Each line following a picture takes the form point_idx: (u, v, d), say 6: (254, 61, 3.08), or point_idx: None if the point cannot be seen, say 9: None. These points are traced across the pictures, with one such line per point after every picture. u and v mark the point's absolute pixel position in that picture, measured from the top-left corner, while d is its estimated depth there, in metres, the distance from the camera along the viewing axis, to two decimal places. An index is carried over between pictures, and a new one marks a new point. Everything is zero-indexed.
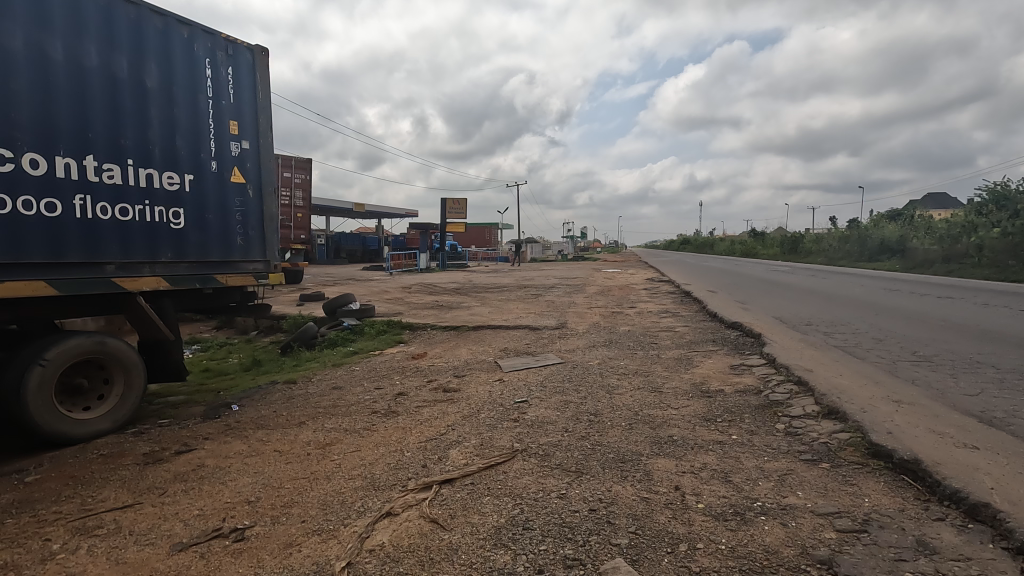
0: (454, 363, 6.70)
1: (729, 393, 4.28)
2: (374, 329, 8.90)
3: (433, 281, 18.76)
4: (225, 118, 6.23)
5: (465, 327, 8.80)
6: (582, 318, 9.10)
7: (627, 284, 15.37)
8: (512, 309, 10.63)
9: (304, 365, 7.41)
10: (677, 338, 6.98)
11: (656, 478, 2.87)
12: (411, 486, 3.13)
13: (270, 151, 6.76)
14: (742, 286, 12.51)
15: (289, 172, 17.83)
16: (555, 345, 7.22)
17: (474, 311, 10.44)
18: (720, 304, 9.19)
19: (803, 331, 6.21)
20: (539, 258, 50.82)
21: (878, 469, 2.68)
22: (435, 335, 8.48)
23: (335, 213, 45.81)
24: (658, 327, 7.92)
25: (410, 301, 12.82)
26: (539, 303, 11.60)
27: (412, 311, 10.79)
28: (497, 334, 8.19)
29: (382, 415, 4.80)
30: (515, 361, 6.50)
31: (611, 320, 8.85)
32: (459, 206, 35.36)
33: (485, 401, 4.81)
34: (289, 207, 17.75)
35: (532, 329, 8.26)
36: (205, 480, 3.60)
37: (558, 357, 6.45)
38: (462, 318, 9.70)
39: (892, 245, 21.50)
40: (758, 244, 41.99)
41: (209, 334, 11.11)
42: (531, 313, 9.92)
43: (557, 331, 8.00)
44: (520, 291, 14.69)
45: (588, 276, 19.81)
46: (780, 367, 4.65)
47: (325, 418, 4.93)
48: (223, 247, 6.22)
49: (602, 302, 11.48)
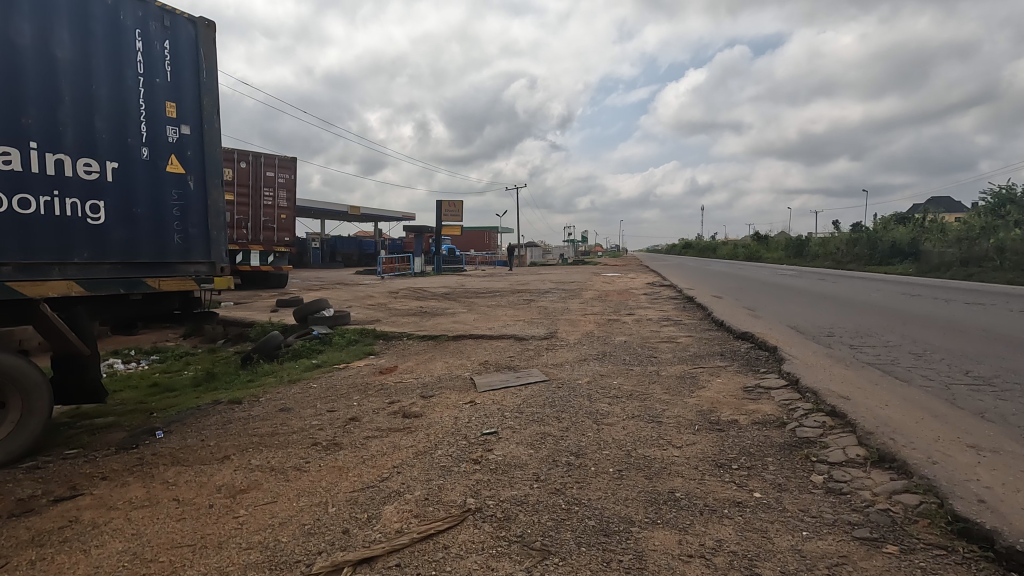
0: (425, 381, 5.86)
1: (746, 427, 3.43)
2: (345, 339, 8.08)
3: (423, 285, 17.93)
4: (160, 99, 5.43)
5: (445, 336, 7.97)
6: (575, 327, 8.24)
7: (627, 289, 14.51)
8: (500, 316, 9.79)
9: (259, 381, 6.58)
10: (680, 351, 6.12)
11: (651, 565, 2.02)
12: (317, 566, 2.29)
13: (216, 138, 5.95)
14: (749, 291, 11.64)
15: (272, 171, 16.89)
16: (541, 358, 6.37)
17: (459, 319, 9.60)
18: (726, 311, 8.37)
19: (824, 343, 5.40)
20: (539, 263, 50.01)
21: (977, 561, 1.85)
22: (411, 345, 7.64)
23: (331, 216, 45.03)
24: (658, 337, 7.06)
25: (393, 306, 11.98)
26: (530, 310, 10.75)
27: (392, 318, 9.94)
28: (479, 345, 7.34)
29: (323, 449, 3.96)
30: (494, 378, 5.65)
31: (607, 329, 8.00)
32: (456, 208, 34.56)
33: (447, 432, 3.96)
34: (273, 208, 16.94)
35: (518, 339, 7.41)
36: (64, 547, 2.76)
37: (543, 374, 5.60)
38: (444, 326, 8.86)
39: (904, 248, 20.62)
40: (761, 247, 41.13)
41: (173, 343, 10.28)
42: (520, 321, 9.08)
43: (546, 342, 7.15)
44: (512, 296, 13.84)
45: (586, 280, 18.94)
46: (806, 392, 3.81)
47: (255, 451, 4.09)
48: (156, 247, 5.41)
49: (598, 308, 10.62)
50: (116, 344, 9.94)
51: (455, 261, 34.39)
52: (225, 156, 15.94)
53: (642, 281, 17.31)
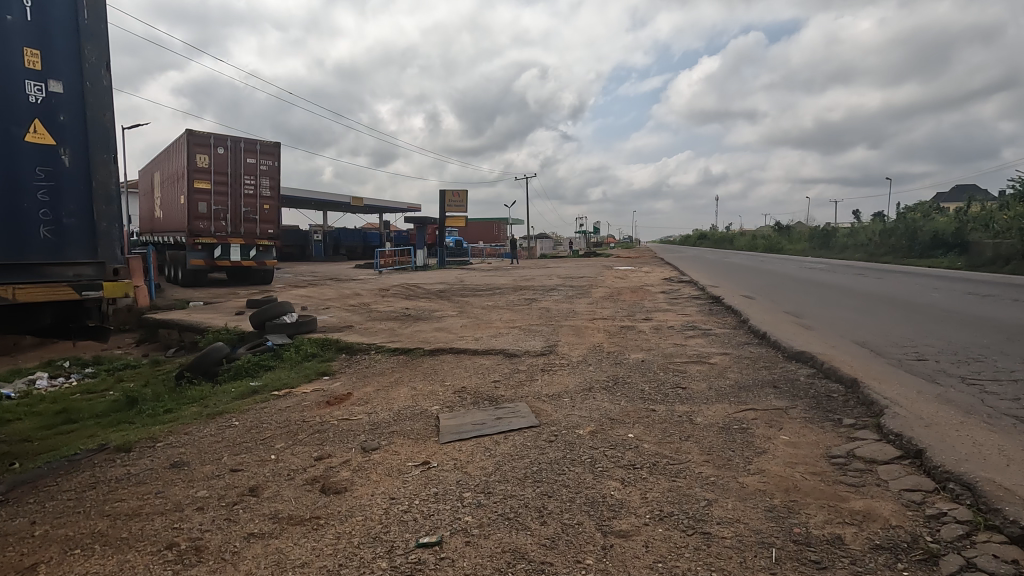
0: (377, 419, 4.44)
1: (866, 561, 1.95)
2: (302, 354, 6.67)
3: (418, 281, 16.52)
4: (15, 44, 4.04)
5: (421, 349, 6.52)
6: (581, 339, 6.73)
7: (642, 287, 12.94)
8: (492, 322, 8.29)
9: (177, 411, 5.19)
10: (717, 379, 4.60)
11: None
12: None
13: (106, 100, 4.54)
14: (784, 289, 10.09)
15: (254, 157, 15.43)
16: (533, 387, 4.91)
17: (444, 324, 8.13)
18: (766, 318, 6.87)
19: (922, 376, 3.89)
20: (550, 254, 48.39)
21: None
22: (378, 363, 6.20)
23: (335, 207, 43.74)
24: (685, 354, 5.54)
25: (375, 308, 10.53)
26: (530, 313, 9.28)
27: (367, 324, 8.52)
28: (459, 364, 5.86)
29: (175, 559, 2.54)
30: (466, 418, 4.19)
31: (619, 341, 6.48)
32: (461, 198, 33.05)
33: (366, 536, 2.52)
34: (255, 197, 15.54)
35: (509, 356, 5.93)
36: None
37: (533, 413, 4.13)
38: (424, 335, 7.43)
39: (950, 239, 18.66)
40: (783, 239, 39.10)
41: (120, 352, 8.95)
42: (516, 329, 7.58)
43: (542, 361, 5.66)
44: (513, 295, 12.32)
45: (597, 276, 17.29)
46: (949, 484, 2.34)
47: (81, 556, 2.69)
48: (7, 242, 4.09)
49: (609, 311, 9.08)
50: (53, 354, 8.64)
51: (460, 254, 32.97)
52: (200, 140, 14.49)
53: (659, 277, 15.71)
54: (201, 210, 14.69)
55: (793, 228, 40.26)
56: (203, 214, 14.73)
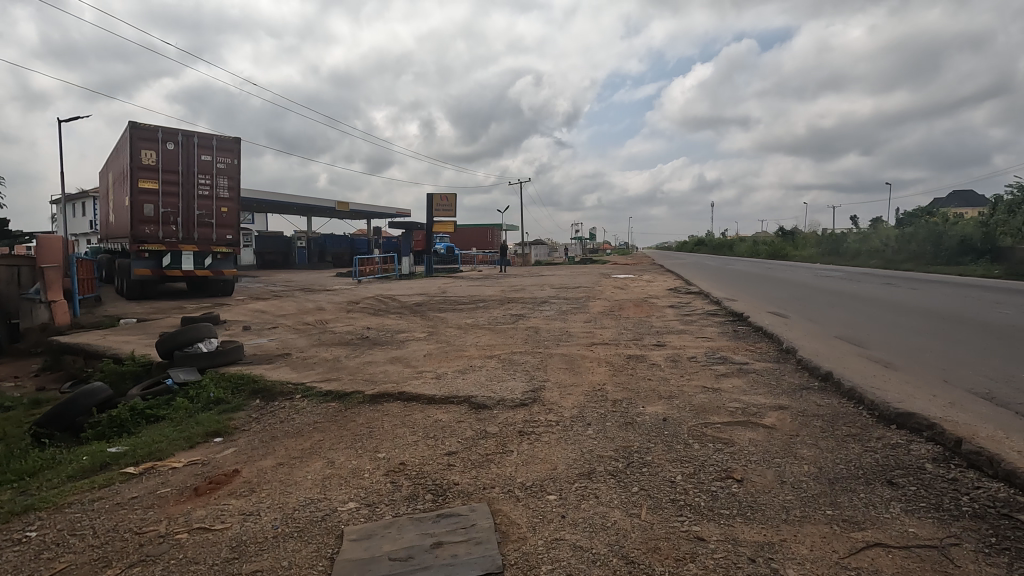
0: (249, 534, 2.76)
1: None
2: (204, 399, 4.95)
3: (394, 293, 14.83)
4: None
5: (360, 394, 4.81)
6: (577, 378, 5.05)
7: (647, 299, 11.29)
8: (466, 350, 6.59)
9: None
10: (789, 463, 2.94)
11: None
12: None
13: None
14: (817, 305, 8.49)
15: (209, 154, 13.71)
16: (504, 467, 3.26)
17: (404, 353, 6.42)
18: (819, 348, 5.24)
19: None
20: (544, 260, 46.78)
21: None
22: (297, 416, 4.51)
23: (320, 212, 41.94)
24: (725, 408, 3.89)
25: (332, 328, 8.81)
26: (515, 335, 7.62)
27: (309, 351, 6.80)
28: (406, 420, 4.17)
29: None
30: (385, 542, 2.52)
31: (627, 382, 4.81)
32: (450, 202, 31.44)
33: None
34: (210, 199, 13.82)
35: (476, 408, 4.24)
36: None
37: (496, 535, 2.47)
38: (373, 369, 5.74)
39: (979, 245, 17.16)
40: (787, 245, 37.51)
41: (9, 387, 7.26)
42: (494, 361, 5.89)
43: (521, 419, 3.98)
44: (498, 310, 10.64)
45: (595, 285, 15.68)
46: None
47: None
48: None
49: (611, 332, 7.42)
50: None
51: (450, 261, 31.33)
52: (146, 134, 12.82)
53: (664, 287, 14.08)
54: (147, 213, 13.01)
55: (798, 233, 38.77)
56: (150, 217, 13.05)
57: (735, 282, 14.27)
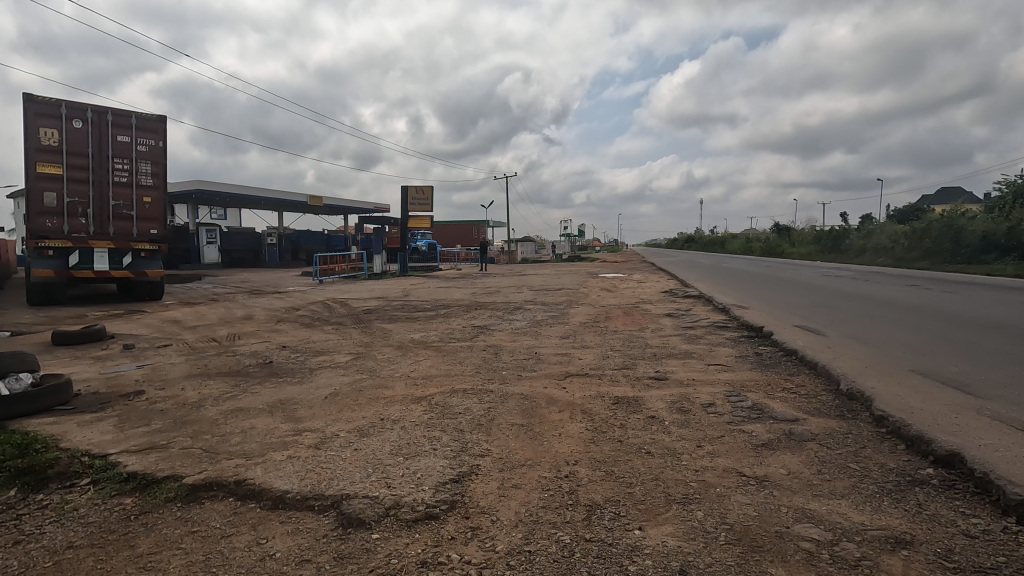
0: None
1: None
2: None
3: (349, 297, 12.89)
4: None
5: (175, 483, 2.92)
6: (533, 447, 3.20)
7: (638, 305, 9.49)
8: (389, 387, 4.68)
9: None
10: None
11: None
12: None
13: None
14: (855, 317, 6.70)
15: (127, 134, 11.74)
16: None
17: (299, 393, 4.54)
18: (907, 398, 3.41)
19: None
20: (532, 258, 44.95)
21: None
22: (45, 532, 2.60)
23: (293, 207, 39.74)
24: (794, 543, 2.06)
25: (237, 348, 6.85)
26: (468, 359, 5.76)
27: (172, 388, 4.86)
28: (214, 554, 2.29)
29: None
30: None
31: (612, 460, 2.97)
32: (427, 197, 29.53)
33: None
34: (128, 187, 11.82)
35: (344, 529, 2.37)
36: None
37: None
38: (236, 421, 3.86)
39: (1003, 241, 15.62)
40: (785, 241, 36.00)
41: None
42: (418, 408, 4.04)
43: (413, 561, 2.13)
44: (460, 320, 8.79)
45: (581, 287, 13.89)
46: None
47: None
48: None
49: (593, 355, 5.61)
50: None
51: (430, 259, 29.38)
52: (46, 110, 10.82)
53: (658, 289, 12.30)
54: (49, 203, 11.00)
55: (793, 230, 37.30)
56: (51, 208, 11.02)
57: (739, 285, 12.51)
